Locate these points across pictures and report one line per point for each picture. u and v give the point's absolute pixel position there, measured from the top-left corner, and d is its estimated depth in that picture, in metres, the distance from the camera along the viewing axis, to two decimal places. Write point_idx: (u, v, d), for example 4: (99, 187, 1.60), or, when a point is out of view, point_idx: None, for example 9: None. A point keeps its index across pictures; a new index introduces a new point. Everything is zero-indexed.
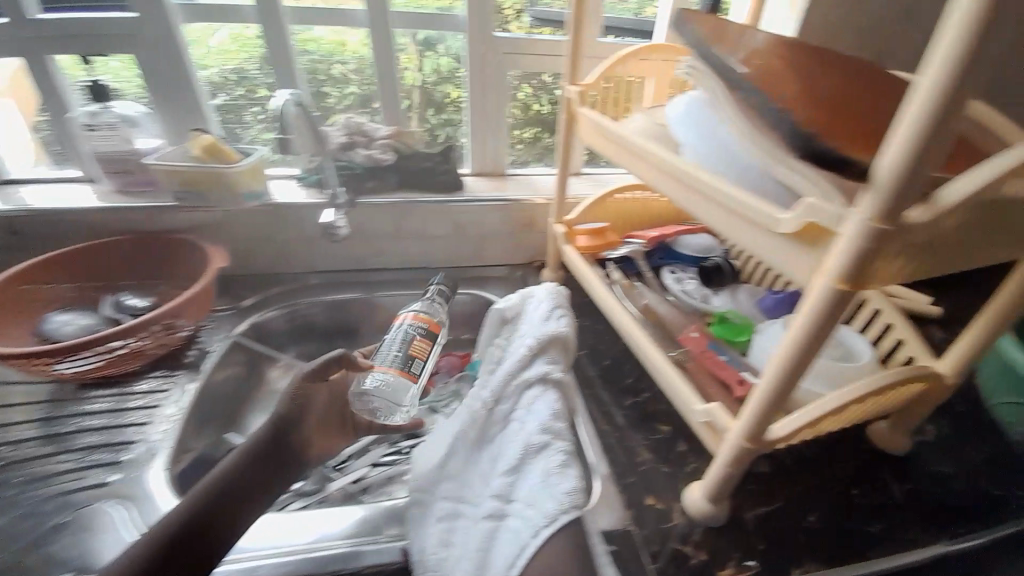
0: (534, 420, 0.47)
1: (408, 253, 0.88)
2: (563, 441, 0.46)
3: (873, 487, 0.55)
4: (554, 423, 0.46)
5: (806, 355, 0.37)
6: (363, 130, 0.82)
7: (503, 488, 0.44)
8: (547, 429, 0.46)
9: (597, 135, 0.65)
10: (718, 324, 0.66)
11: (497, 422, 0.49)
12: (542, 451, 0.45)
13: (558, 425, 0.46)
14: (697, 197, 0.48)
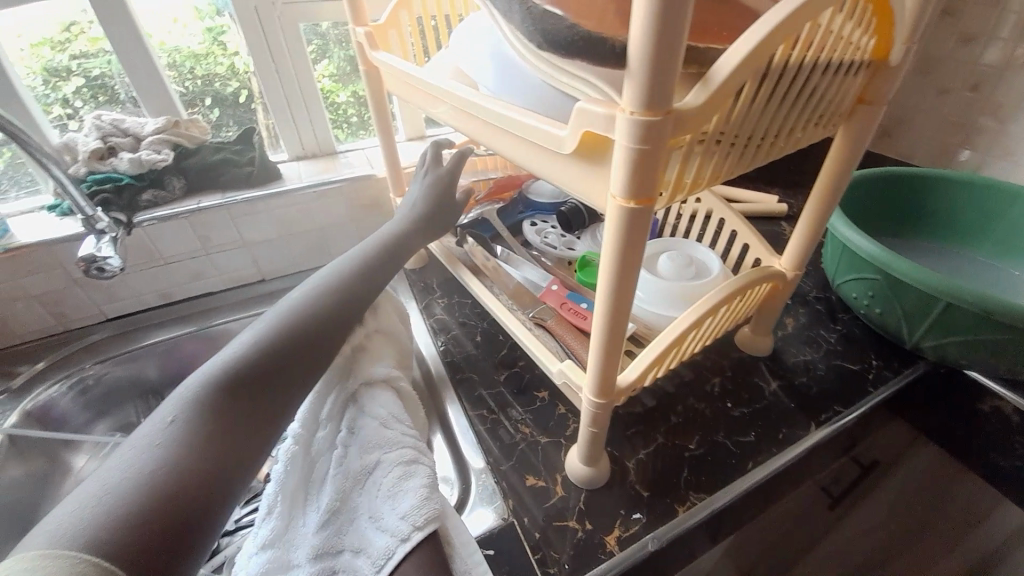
0: (366, 436, 0.42)
1: (232, 269, 0.72)
2: (404, 444, 0.42)
3: (747, 395, 0.55)
4: (389, 427, 0.43)
5: (623, 289, 0.32)
6: (119, 128, 0.65)
7: (330, 540, 0.37)
8: (380, 439, 0.42)
9: (397, 80, 0.53)
10: (581, 271, 0.61)
11: (319, 456, 0.42)
12: (379, 468, 0.40)
13: (395, 430, 0.43)
14: (492, 131, 0.40)
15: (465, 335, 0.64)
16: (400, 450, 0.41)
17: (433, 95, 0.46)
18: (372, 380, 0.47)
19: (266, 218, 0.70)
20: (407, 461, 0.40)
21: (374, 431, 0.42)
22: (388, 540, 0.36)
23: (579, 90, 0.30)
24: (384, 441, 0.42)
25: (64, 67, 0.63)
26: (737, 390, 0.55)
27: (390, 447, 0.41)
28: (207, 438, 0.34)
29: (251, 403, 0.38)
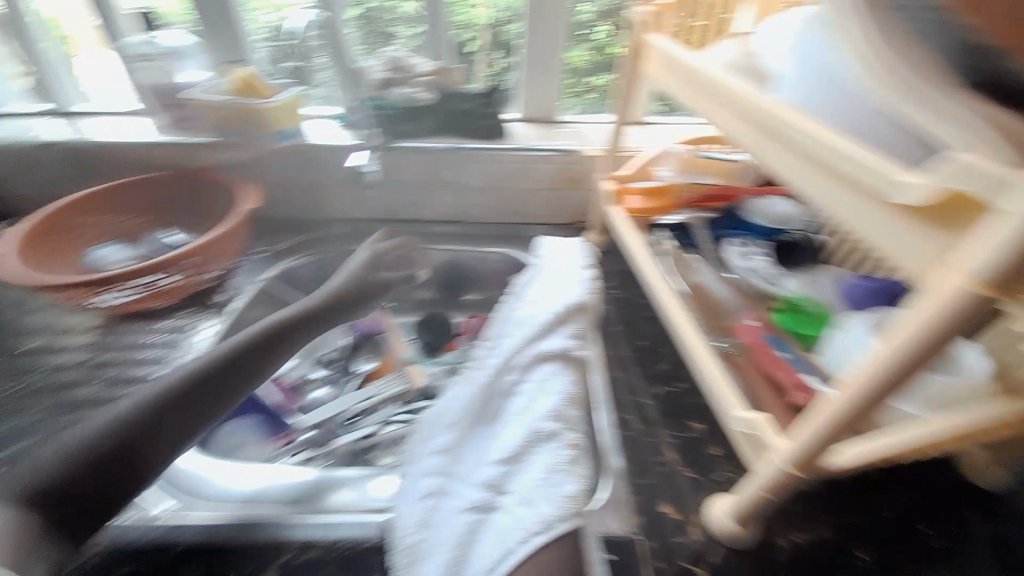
0: (543, 407, 0.46)
1: (443, 205, 0.84)
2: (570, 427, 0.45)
3: (949, 524, 0.46)
4: (563, 407, 0.46)
5: (902, 377, 0.27)
6: (403, 66, 0.77)
7: (496, 479, 0.42)
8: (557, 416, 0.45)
9: (670, 70, 0.54)
10: (784, 313, 0.56)
11: (499, 397, 0.48)
12: (551, 441, 0.44)
13: (567, 412, 0.46)
14: (780, 150, 0.38)
15: (628, 335, 0.64)
16: (567, 432, 0.45)
17: (717, 94, 0.45)
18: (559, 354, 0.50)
19: (487, 169, 0.81)
20: (574, 450, 0.43)
21: (552, 407, 0.46)
22: (544, 510, 0.39)
23: (945, 136, 0.27)
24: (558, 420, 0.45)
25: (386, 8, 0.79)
26: (937, 515, 0.46)
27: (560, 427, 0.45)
28: (210, 383, 0.45)
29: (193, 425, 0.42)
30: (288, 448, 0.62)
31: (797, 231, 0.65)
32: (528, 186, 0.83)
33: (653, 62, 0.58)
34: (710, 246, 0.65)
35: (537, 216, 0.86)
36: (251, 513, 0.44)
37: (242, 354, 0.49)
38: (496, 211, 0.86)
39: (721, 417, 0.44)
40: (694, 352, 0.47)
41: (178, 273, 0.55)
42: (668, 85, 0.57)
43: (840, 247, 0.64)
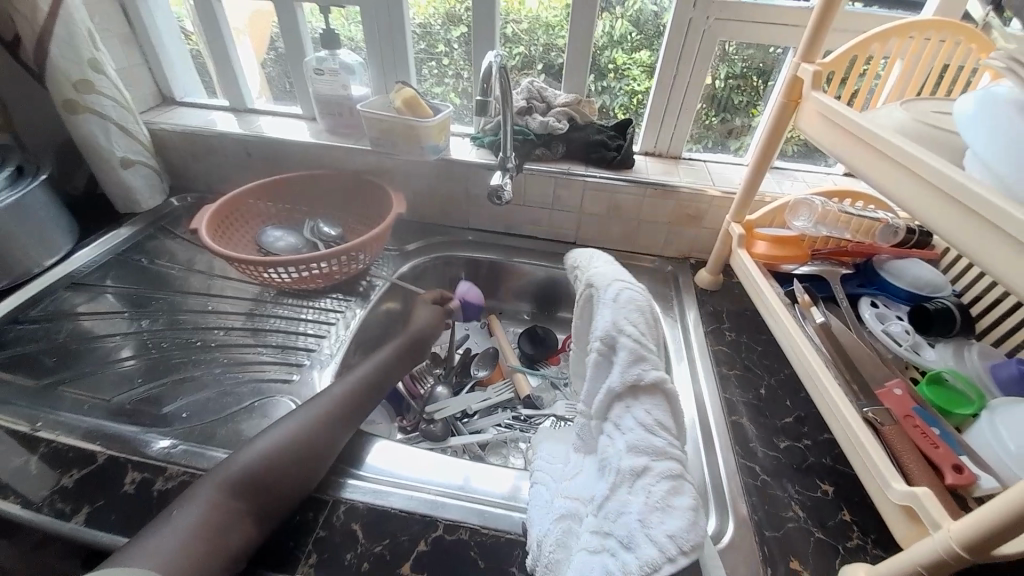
0: (626, 437, 0.40)
1: (559, 225, 0.89)
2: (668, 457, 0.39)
3: None
4: (655, 434, 0.40)
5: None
6: (542, 96, 0.85)
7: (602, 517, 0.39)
8: (642, 448, 0.39)
9: (827, 131, 0.56)
10: (926, 385, 0.53)
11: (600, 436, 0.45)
12: (639, 477, 0.38)
13: (661, 439, 0.39)
14: (975, 229, 0.38)
15: (748, 383, 0.65)
16: (664, 464, 0.38)
17: (900, 162, 0.45)
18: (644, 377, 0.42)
19: (603, 197, 0.83)
20: (668, 479, 0.37)
21: (635, 436, 0.40)
22: (647, 561, 0.34)
23: None
24: (649, 451, 0.39)
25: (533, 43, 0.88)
26: None
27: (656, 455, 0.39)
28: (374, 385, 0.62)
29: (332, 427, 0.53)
30: (416, 433, 0.70)
31: (944, 299, 0.63)
32: (645, 219, 0.84)
33: (808, 116, 0.59)
34: (844, 303, 0.64)
35: (647, 248, 0.88)
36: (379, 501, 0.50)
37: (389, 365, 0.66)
38: (607, 240, 0.89)
39: (875, 487, 0.42)
40: (841, 412, 0.47)
41: (333, 264, 0.75)
42: (822, 139, 0.57)
43: (993, 321, 0.61)
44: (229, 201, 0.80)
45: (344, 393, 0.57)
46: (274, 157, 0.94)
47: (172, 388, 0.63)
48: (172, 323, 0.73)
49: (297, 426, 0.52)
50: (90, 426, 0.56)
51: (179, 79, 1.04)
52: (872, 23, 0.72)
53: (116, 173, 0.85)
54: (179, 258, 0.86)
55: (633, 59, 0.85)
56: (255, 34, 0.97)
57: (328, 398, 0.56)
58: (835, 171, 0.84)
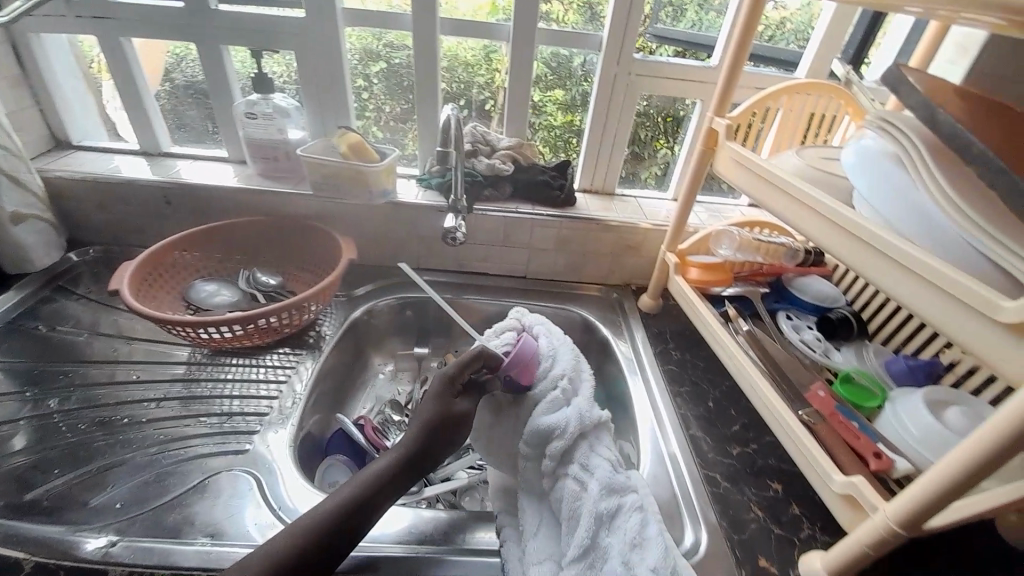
0: (598, 475, 0.51)
1: (510, 260, 0.92)
2: (633, 482, 0.52)
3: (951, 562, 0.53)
4: (618, 470, 0.52)
5: (986, 465, 0.33)
6: (486, 140, 0.90)
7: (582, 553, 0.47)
8: (614, 484, 0.50)
9: (739, 169, 0.66)
10: (840, 384, 0.63)
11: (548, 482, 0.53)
12: (618, 513, 0.49)
13: (624, 474, 0.52)
14: (864, 252, 0.47)
15: (698, 397, 0.71)
16: (631, 490, 0.51)
17: (802, 199, 0.55)
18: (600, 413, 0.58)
19: (550, 232, 0.88)
20: (639, 502, 0.50)
21: (606, 475, 0.51)
22: None
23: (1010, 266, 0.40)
24: (619, 487, 0.50)
25: (472, 91, 0.93)
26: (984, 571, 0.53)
27: (627, 488, 0.51)
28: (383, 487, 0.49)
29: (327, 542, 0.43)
30: None
31: (842, 308, 0.75)
32: (590, 252, 0.91)
33: (724, 160, 0.69)
34: (767, 318, 0.74)
35: (592, 278, 0.94)
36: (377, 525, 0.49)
37: (409, 459, 0.51)
38: (554, 272, 0.93)
39: (818, 480, 0.49)
40: (781, 415, 0.54)
41: (282, 318, 0.70)
42: (735, 178, 0.67)
43: (879, 324, 0.74)
44: (152, 255, 0.73)
45: (355, 489, 0.47)
46: (198, 203, 0.86)
47: (97, 478, 0.55)
48: (87, 400, 0.64)
49: (281, 544, 0.42)
50: (3, 531, 0.47)
51: (74, 120, 0.93)
52: (760, 82, 0.88)
53: (4, 230, 0.74)
54: (87, 322, 0.76)
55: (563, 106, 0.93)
56: (149, 65, 0.88)
57: (332, 502, 0.46)
58: (742, 202, 0.98)
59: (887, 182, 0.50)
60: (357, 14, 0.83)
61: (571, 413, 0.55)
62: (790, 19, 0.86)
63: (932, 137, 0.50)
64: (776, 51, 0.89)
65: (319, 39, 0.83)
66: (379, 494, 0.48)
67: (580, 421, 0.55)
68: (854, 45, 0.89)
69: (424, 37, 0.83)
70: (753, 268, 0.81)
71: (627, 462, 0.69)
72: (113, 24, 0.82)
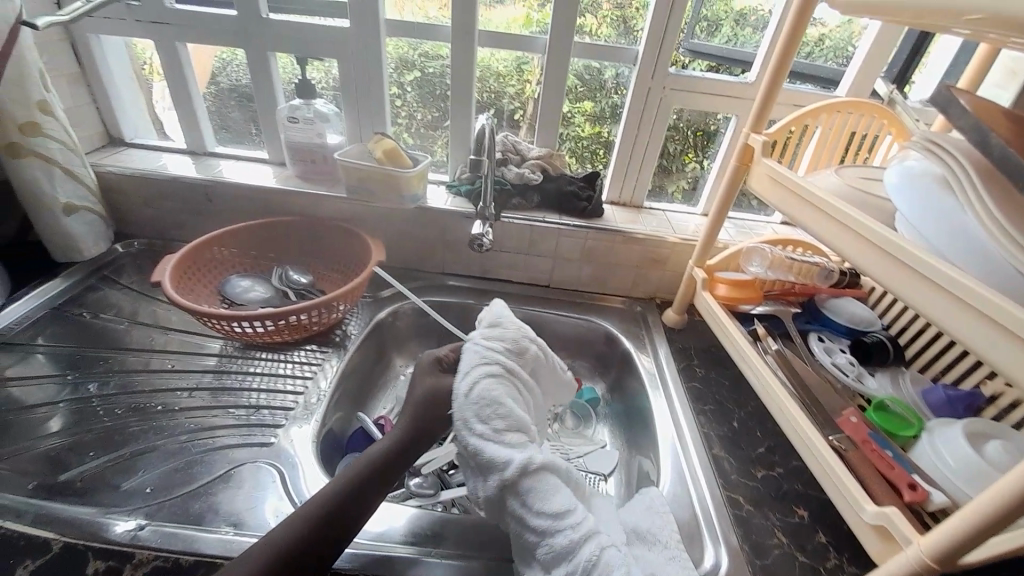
0: (540, 551, 0.45)
1: (534, 269, 0.92)
2: (586, 533, 0.44)
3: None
4: (555, 533, 0.44)
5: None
6: (516, 149, 0.91)
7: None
8: (556, 556, 0.44)
9: (773, 187, 0.65)
10: (875, 411, 0.60)
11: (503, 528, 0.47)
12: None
13: (565, 533, 0.44)
14: (905, 274, 0.46)
15: (722, 415, 0.70)
16: (585, 544, 0.44)
17: (839, 219, 0.53)
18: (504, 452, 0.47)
19: (576, 243, 0.88)
20: (586, 568, 0.42)
21: (552, 538, 0.44)
22: None
23: None
24: (562, 556, 0.44)
25: (505, 100, 0.94)
26: None
27: (574, 550, 0.44)
28: (372, 483, 0.49)
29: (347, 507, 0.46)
30: (404, 490, 0.67)
31: (877, 332, 0.72)
32: (615, 264, 0.90)
33: (758, 176, 0.68)
34: (797, 338, 0.72)
35: (616, 290, 0.93)
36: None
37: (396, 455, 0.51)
38: (578, 282, 0.93)
39: (849, 510, 0.47)
40: (810, 441, 0.52)
41: (310, 316, 0.72)
42: (770, 196, 0.65)
43: (917, 352, 0.71)
44: (193, 248, 0.77)
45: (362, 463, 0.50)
46: (237, 201, 0.90)
47: (128, 463, 0.57)
48: (124, 385, 0.66)
49: (302, 512, 0.45)
50: (38, 509, 0.49)
51: (128, 119, 0.98)
52: (799, 99, 0.87)
53: (59, 220, 0.79)
54: (127, 311, 0.79)
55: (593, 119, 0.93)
56: (201, 70, 0.93)
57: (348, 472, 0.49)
58: (774, 220, 0.96)
59: (929, 205, 0.49)
60: (398, 25, 0.86)
61: (484, 476, 0.48)
62: (830, 36, 0.84)
63: (980, 156, 0.49)
64: (815, 69, 0.88)
65: (360, 48, 0.86)
66: (369, 490, 0.48)
67: (493, 483, 0.47)
68: (897, 65, 0.87)
69: (461, 47, 0.85)
70: (784, 287, 0.78)
71: (645, 478, 0.68)
72: (169, 29, 0.86)
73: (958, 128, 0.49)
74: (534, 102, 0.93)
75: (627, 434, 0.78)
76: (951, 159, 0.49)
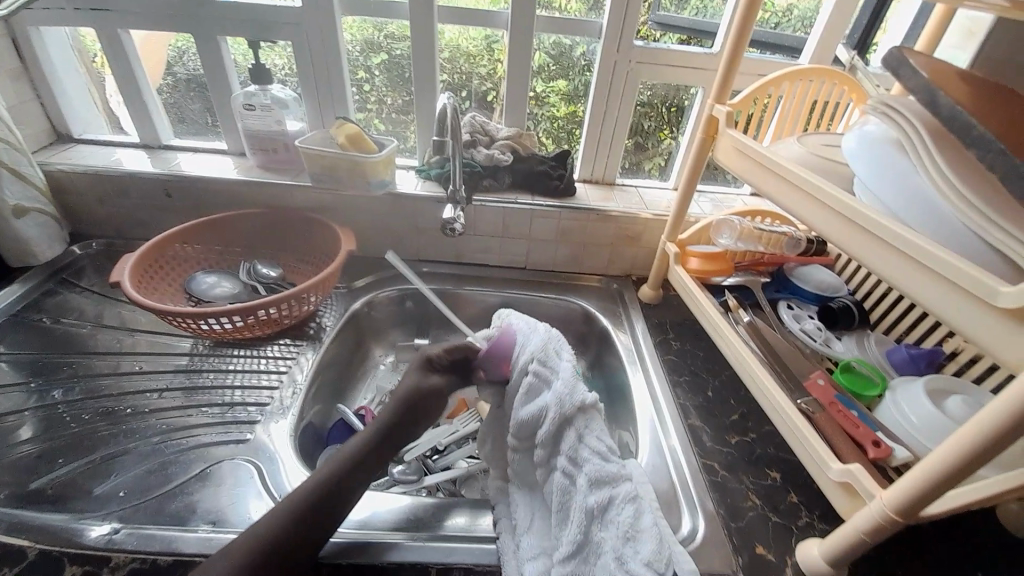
0: (586, 468, 0.50)
1: (510, 252, 0.92)
2: (624, 472, 0.51)
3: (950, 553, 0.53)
4: (606, 460, 0.51)
5: (984, 448, 0.33)
6: (485, 130, 0.89)
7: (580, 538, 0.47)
8: (602, 476, 0.50)
9: (739, 158, 0.65)
10: (841, 374, 0.62)
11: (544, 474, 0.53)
12: (609, 503, 0.48)
13: (614, 463, 0.51)
14: (865, 239, 0.47)
15: (698, 386, 0.71)
16: (623, 481, 0.50)
17: (802, 188, 0.54)
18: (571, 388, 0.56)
19: (550, 223, 0.88)
20: (628, 495, 0.49)
21: (595, 467, 0.50)
22: None
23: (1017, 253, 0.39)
24: (609, 478, 0.50)
25: (471, 80, 0.92)
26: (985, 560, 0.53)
27: (616, 478, 0.50)
28: (355, 472, 0.49)
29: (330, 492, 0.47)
30: (387, 479, 0.67)
31: (844, 297, 0.74)
32: (590, 243, 0.90)
33: (725, 148, 0.68)
34: (768, 307, 0.74)
35: (593, 269, 0.94)
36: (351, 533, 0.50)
37: (376, 444, 0.52)
38: (555, 263, 0.93)
39: (816, 468, 0.49)
40: (779, 405, 0.54)
41: (281, 310, 0.70)
42: (737, 167, 0.66)
43: (881, 314, 0.74)
44: (153, 246, 0.74)
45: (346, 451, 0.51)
46: (197, 195, 0.86)
47: (101, 468, 0.55)
48: (91, 391, 0.64)
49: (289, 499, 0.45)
50: (10, 519, 0.48)
51: (75, 114, 0.93)
52: (761, 69, 0.86)
53: (7, 224, 0.75)
54: (90, 314, 0.76)
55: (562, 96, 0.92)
56: (149, 59, 0.88)
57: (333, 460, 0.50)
58: (744, 192, 0.97)
59: (887, 169, 0.50)
60: (354, 3, 0.82)
61: (550, 398, 0.55)
62: (796, 5, 0.84)
63: (932, 118, 0.49)
64: (779, 38, 0.88)
65: (315, 29, 0.82)
66: (352, 479, 0.49)
67: (559, 407, 0.54)
68: (859, 31, 0.87)
69: (422, 26, 0.82)
70: (754, 258, 0.80)
71: (626, 451, 0.70)
72: (111, 16, 0.82)
73: (909, 91, 0.49)
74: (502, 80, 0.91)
75: (608, 409, 0.79)
76: (907, 122, 0.50)
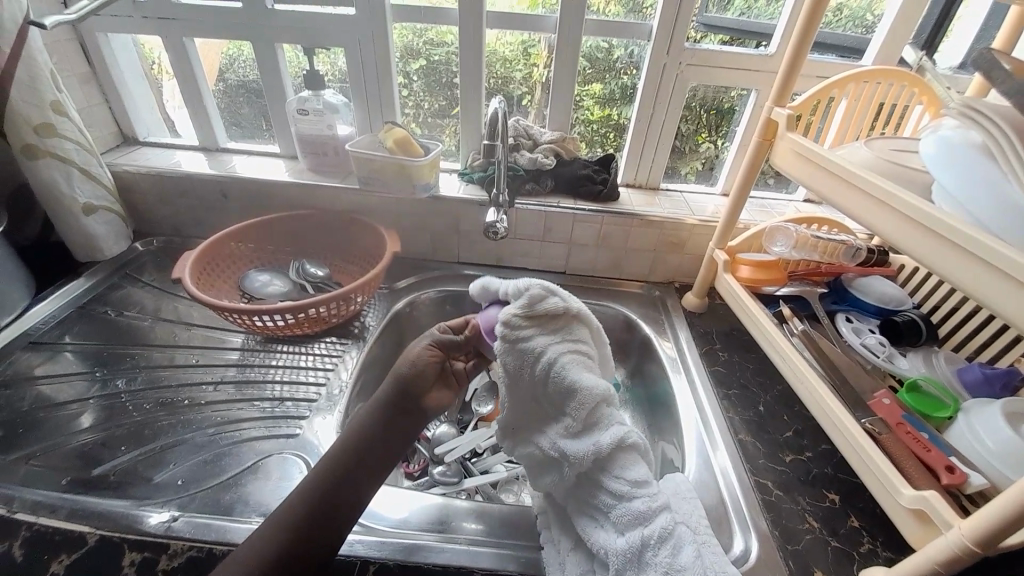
0: (614, 514, 0.44)
1: (549, 257, 0.91)
2: (660, 504, 0.42)
3: None
4: (631, 499, 0.43)
5: None
6: (529, 134, 0.89)
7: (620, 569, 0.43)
8: (632, 518, 0.43)
9: (799, 164, 0.62)
10: (907, 392, 0.59)
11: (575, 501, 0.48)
12: (641, 550, 0.41)
13: (639, 501, 0.43)
14: (944, 250, 0.43)
15: (748, 399, 0.69)
16: (659, 514, 0.42)
17: (872, 194, 0.51)
18: (595, 409, 0.46)
19: (591, 227, 0.87)
20: (661, 536, 0.41)
21: (623, 506, 0.43)
22: None
23: None
24: (638, 519, 0.42)
25: (513, 83, 0.92)
26: None
27: (648, 518, 0.42)
28: (358, 473, 0.46)
29: (363, 458, 0.47)
30: (427, 479, 0.68)
31: (909, 311, 0.70)
32: (633, 247, 0.88)
33: (783, 152, 0.65)
34: (824, 319, 0.71)
35: (634, 274, 0.92)
36: (365, 552, 0.49)
37: (379, 425, 0.48)
38: (594, 268, 0.92)
39: (883, 492, 0.46)
40: (842, 424, 0.51)
41: (328, 309, 0.72)
42: (796, 172, 0.63)
43: (950, 330, 0.69)
44: (211, 244, 0.77)
45: (365, 419, 0.49)
46: (249, 195, 0.90)
47: (158, 456, 0.58)
48: (149, 381, 0.68)
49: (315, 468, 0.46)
50: (72, 504, 0.50)
51: (140, 118, 0.99)
52: (821, 70, 0.83)
53: (79, 221, 0.80)
54: (150, 308, 0.80)
55: (603, 101, 0.91)
56: (208, 65, 0.92)
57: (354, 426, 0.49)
58: (796, 197, 0.93)
59: (970, 178, 0.46)
60: (402, 9, 0.84)
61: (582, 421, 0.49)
62: (847, 5, 0.80)
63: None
64: (835, 38, 0.83)
65: (365, 37, 0.84)
66: (356, 477, 0.46)
67: None
68: (926, 29, 0.82)
69: (467, 31, 0.82)
70: (809, 266, 0.77)
71: (669, 465, 0.67)
72: (176, 24, 0.86)
73: (1001, 92, 0.46)
74: (544, 84, 0.91)
75: (649, 419, 0.77)
76: (999, 127, 0.46)
